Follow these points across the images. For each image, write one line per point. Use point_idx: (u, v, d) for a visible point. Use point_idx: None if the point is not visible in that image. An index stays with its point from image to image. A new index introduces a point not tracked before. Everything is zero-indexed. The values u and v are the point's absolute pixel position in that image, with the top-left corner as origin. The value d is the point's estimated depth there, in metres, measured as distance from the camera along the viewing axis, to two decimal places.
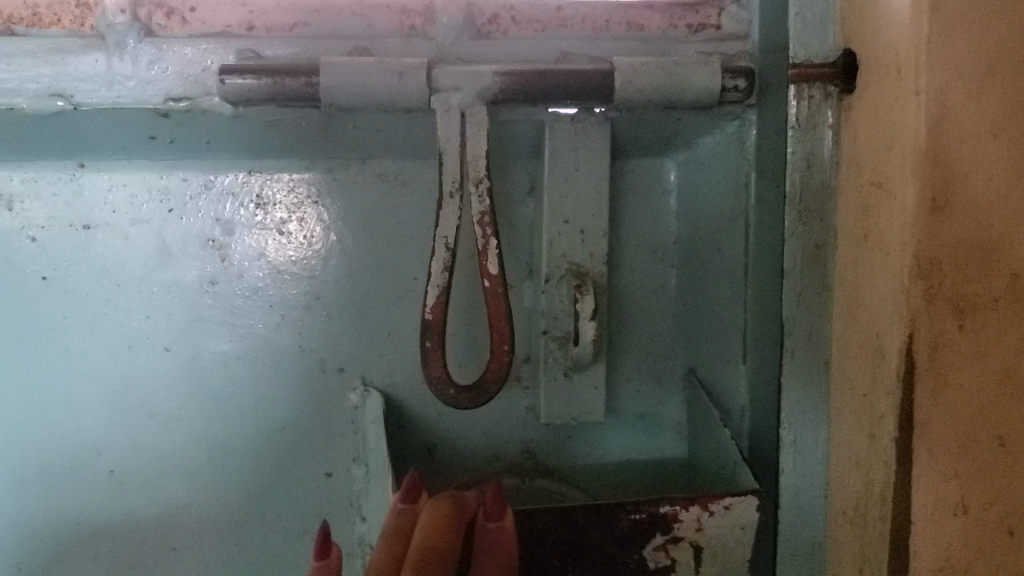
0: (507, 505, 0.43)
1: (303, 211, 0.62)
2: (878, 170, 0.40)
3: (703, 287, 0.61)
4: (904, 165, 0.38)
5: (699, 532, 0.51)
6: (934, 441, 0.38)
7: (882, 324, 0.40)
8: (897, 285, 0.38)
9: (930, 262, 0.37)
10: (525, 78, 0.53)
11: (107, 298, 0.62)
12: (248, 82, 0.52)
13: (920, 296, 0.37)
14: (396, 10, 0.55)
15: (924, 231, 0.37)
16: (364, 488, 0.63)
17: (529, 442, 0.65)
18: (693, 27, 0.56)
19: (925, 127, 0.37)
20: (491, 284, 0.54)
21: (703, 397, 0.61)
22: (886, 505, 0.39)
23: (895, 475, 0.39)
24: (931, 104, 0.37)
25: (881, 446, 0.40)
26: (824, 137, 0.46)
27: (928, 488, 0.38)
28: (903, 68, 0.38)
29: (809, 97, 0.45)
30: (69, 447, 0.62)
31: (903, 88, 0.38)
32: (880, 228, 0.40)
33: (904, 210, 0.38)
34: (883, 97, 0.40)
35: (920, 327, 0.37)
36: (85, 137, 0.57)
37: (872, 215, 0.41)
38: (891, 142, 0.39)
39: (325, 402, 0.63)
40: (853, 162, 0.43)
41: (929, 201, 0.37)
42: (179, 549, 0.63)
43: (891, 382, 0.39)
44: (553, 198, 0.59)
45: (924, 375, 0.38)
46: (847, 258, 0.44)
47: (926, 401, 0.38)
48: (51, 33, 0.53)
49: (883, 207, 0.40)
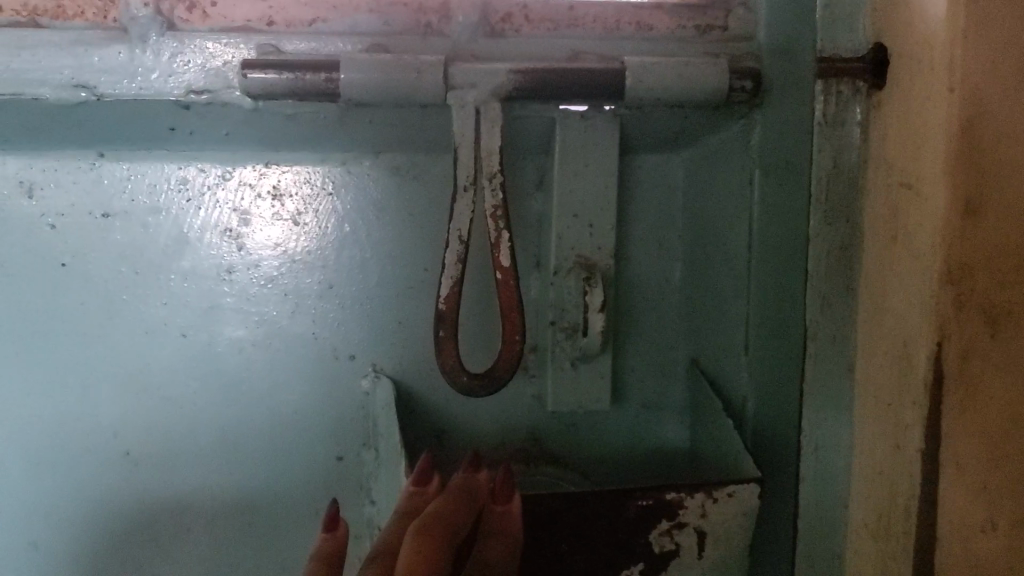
0: (514, 490, 0.51)
1: (319, 203, 0.64)
2: (908, 171, 0.40)
3: (709, 279, 0.63)
4: (936, 166, 0.37)
5: (703, 518, 0.54)
6: (962, 452, 0.37)
7: (909, 331, 0.39)
8: (927, 290, 0.38)
9: (960, 267, 0.36)
10: (540, 75, 0.55)
11: (125, 284, 0.63)
12: (271, 77, 0.54)
13: (949, 303, 0.37)
14: (412, 8, 0.57)
15: (954, 235, 0.36)
16: (375, 472, 0.65)
17: (536, 429, 0.67)
18: (701, 28, 0.59)
19: (958, 128, 0.36)
20: (502, 276, 0.56)
21: (707, 387, 0.63)
22: (909, 519, 0.39)
23: (919, 487, 0.38)
24: (964, 104, 0.36)
25: (907, 456, 0.39)
26: (851, 133, 0.44)
27: (957, 501, 0.37)
28: (936, 65, 0.37)
29: (837, 93, 0.44)
30: (85, 429, 0.63)
31: (935, 86, 0.37)
32: (909, 231, 0.39)
33: (936, 213, 0.37)
34: (914, 96, 0.39)
35: (948, 335, 0.37)
36: (107, 126, 0.59)
37: (901, 217, 0.40)
38: (921, 141, 0.38)
39: (337, 388, 0.65)
40: (881, 159, 0.42)
41: (961, 205, 0.36)
42: (192, 530, 0.65)
43: (918, 392, 0.38)
44: (563, 192, 0.61)
45: (952, 384, 0.37)
46: (874, 263, 0.43)
47: (952, 411, 0.37)
48: (75, 24, 0.54)
49: (913, 211, 0.39)
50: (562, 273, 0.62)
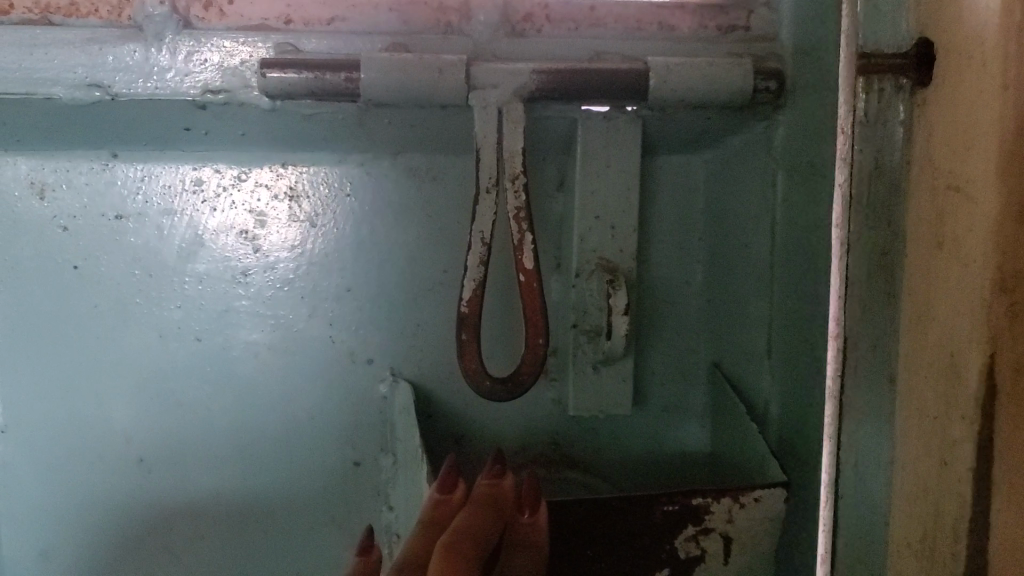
0: (540, 502, 0.50)
1: (336, 204, 0.63)
2: (955, 172, 0.38)
3: (730, 281, 0.63)
4: (987, 169, 0.36)
5: (730, 524, 0.54)
6: (1015, 467, 0.36)
7: (955, 343, 0.38)
8: (977, 300, 0.36)
9: (1013, 275, 0.35)
10: (563, 76, 0.54)
11: (139, 287, 0.62)
12: (290, 77, 0.53)
13: (1003, 313, 0.35)
14: (432, 7, 0.56)
15: (1008, 242, 0.35)
16: (392, 478, 0.64)
17: (555, 433, 0.66)
18: (724, 28, 0.58)
19: (1012, 129, 0.35)
20: (525, 278, 0.55)
21: (728, 391, 0.63)
22: (957, 540, 0.38)
23: (969, 507, 0.37)
24: (1017, 104, 0.35)
25: (954, 474, 0.38)
26: (894, 134, 0.42)
27: (1011, 518, 0.36)
28: (987, 61, 0.36)
29: (878, 89, 0.42)
30: (97, 435, 0.62)
31: (985, 85, 0.36)
32: (956, 237, 0.38)
33: (988, 219, 0.36)
34: (961, 94, 0.37)
35: (1002, 346, 0.36)
36: (121, 126, 0.58)
37: (946, 221, 0.38)
38: (969, 142, 0.37)
39: (354, 393, 0.64)
40: (927, 163, 0.40)
41: (1015, 211, 0.35)
42: (208, 537, 0.64)
43: (967, 406, 0.37)
44: (585, 194, 0.60)
45: (1005, 397, 0.36)
46: (915, 267, 0.41)
47: (1006, 425, 0.36)
48: (89, 23, 0.53)
49: (960, 215, 0.37)
50: (584, 275, 0.61)
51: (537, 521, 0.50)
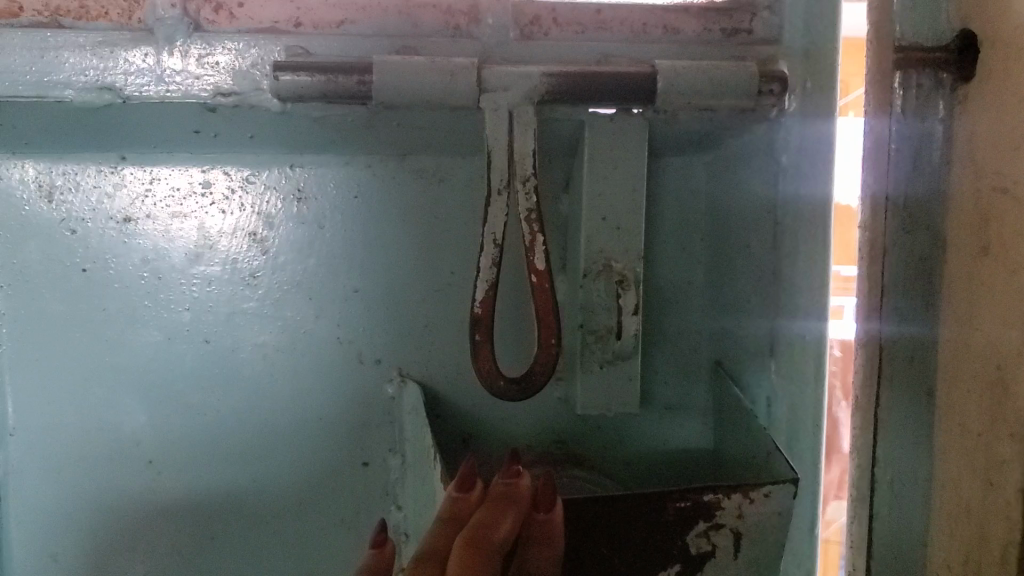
0: (556, 500, 0.50)
1: (343, 206, 0.63)
2: (1003, 174, 0.37)
3: (734, 280, 0.65)
4: None
5: (739, 519, 0.55)
6: None
7: (1005, 354, 0.37)
8: None
9: None
10: (573, 79, 0.55)
11: (149, 289, 0.62)
12: (302, 79, 0.54)
13: None
14: (441, 10, 0.56)
15: None
16: (400, 478, 0.65)
17: (561, 432, 0.67)
18: (728, 31, 0.59)
19: None
20: (537, 279, 0.56)
21: (731, 388, 0.64)
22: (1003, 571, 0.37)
23: (1015, 534, 0.36)
24: None
25: (1002, 499, 0.37)
26: (934, 131, 0.43)
27: None
28: None
29: (918, 85, 0.43)
30: (107, 437, 0.62)
31: None
32: (1006, 243, 0.37)
33: None
34: (1007, 93, 0.37)
35: None
36: (130, 129, 0.58)
37: (994, 225, 0.38)
38: (1017, 142, 0.36)
39: (363, 394, 0.64)
40: (970, 162, 0.40)
41: None
42: (217, 539, 0.64)
43: (1016, 421, 0.36)
44: (592, 196, 0.61)
45: None
46: (960, 269, 0.41)
47: None
48: (98, 26, 0.53)
49: (1011, 219, 0.37)
50: (592, 276, 0.61)
51: (553, 518, 0.50)
